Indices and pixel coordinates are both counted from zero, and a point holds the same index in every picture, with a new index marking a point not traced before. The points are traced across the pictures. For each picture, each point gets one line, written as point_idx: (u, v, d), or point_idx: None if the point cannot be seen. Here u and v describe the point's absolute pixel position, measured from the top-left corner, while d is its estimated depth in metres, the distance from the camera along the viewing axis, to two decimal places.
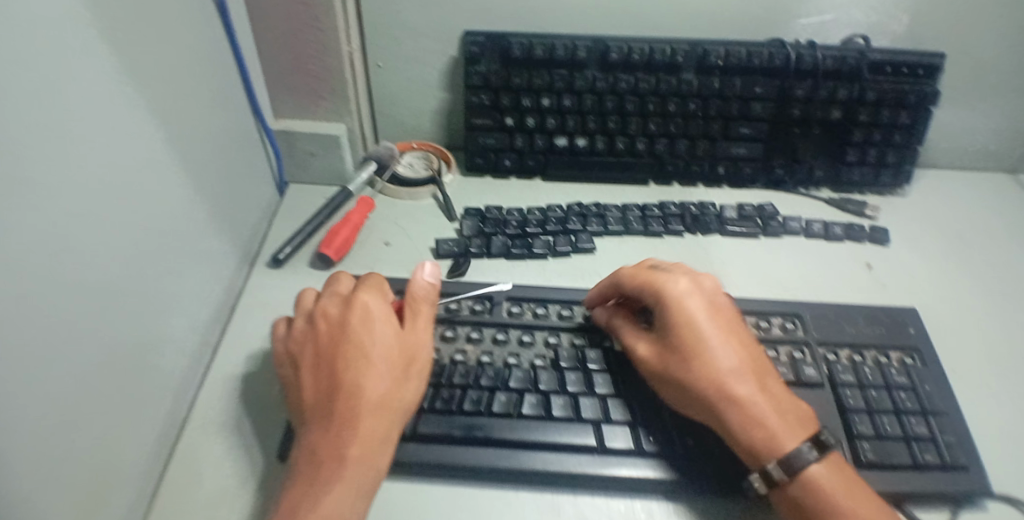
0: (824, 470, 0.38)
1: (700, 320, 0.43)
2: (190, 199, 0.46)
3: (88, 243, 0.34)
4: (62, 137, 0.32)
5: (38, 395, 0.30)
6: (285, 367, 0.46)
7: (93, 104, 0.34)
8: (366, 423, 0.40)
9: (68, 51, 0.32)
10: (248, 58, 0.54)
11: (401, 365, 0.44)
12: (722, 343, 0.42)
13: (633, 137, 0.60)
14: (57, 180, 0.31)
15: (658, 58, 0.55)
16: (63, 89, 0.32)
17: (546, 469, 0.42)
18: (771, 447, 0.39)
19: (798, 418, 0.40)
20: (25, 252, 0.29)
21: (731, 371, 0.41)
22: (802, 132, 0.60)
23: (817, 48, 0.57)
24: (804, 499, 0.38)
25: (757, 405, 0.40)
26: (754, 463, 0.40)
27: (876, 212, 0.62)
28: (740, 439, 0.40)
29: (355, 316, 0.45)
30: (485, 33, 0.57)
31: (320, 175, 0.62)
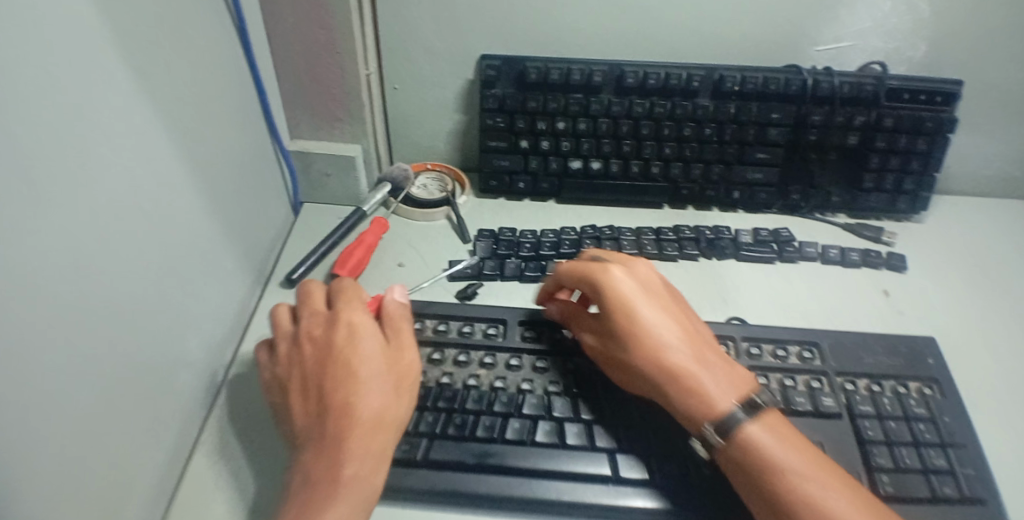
0: (757, 426, 0.39)
1: (630, 296, 0.45)
2: (207, 219, 0.46)
3: (102, 266, 0.34)
4: (79, 162, 0.32)
5: (43, 419, 0.29)
6: (274, 392, 0.46)
7: (112, 128, 0.35)
8: (359, 440, 0.40)
9: (89, 78, 0.32)
10: (267, 81, 0.54)
11: (390, 380, 0.44)
12: (649, 315, 0.45)
13: (648, 161, 0.60)
14: (70, 202, 0.31)
15: (673, 83, 0.56)
16: (83, 114, 0.32)
17: (560, 498, 0.42)
18: (706, 410, 0.40)
19: (734, 381, 0.42)
20: (36, 274, 0.29)
21: (661, 340, 0.43)
22: (819, 157, 0.60)
23: (834, 74, 0.57)
24: (742, 459, 0.38)
25: (691, 372, 0.42)
26: (694, 430, 0.41)
27: (893, 238, 0.61)
28: (680, 408, 0.42)
29: (340, 336, 0.45)
30: (502, 57, 0.57)
31: (336, 195, 0.63)
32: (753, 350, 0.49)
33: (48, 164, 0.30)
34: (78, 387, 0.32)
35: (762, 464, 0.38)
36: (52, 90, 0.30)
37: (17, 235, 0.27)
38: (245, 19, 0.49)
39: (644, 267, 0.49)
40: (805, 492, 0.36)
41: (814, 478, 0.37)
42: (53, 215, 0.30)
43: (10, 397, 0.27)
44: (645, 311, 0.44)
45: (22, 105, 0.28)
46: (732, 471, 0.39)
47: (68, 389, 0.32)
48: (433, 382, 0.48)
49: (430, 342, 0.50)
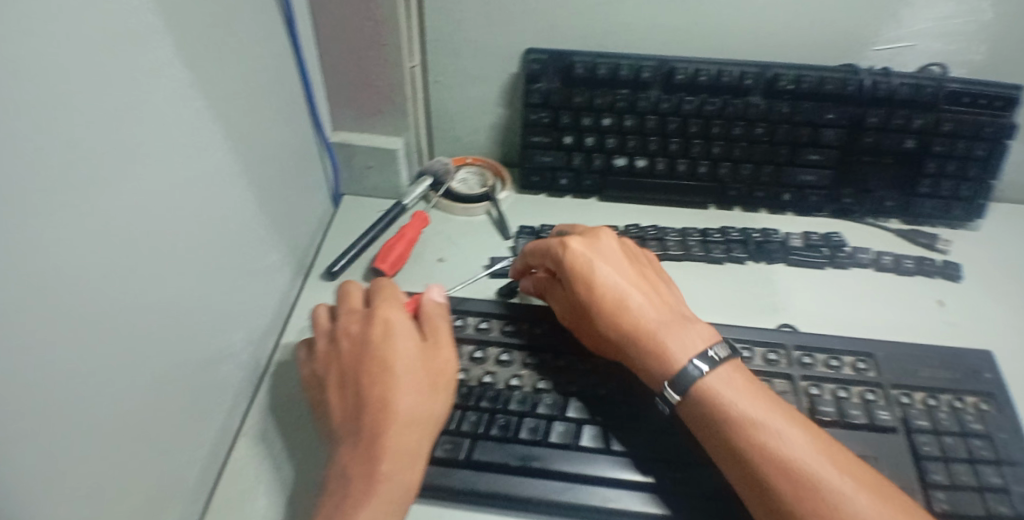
0: (718, 378, 0.41)
1: (590, 264, 0.47)
2: (252, 212, 0.46)
3: (152, 257, 0.34)
4: (131, 151, 0.31)
5: (88, 411, 0.29)
6: (313, 388, 0.45)
7: (164, 117, 0.34)
8: (396, 439, 0.39)
9: (143, 66, 0.32)
10: (312, 72, 0.54)
11: (426, 378, 0.43)
12: (608, 281, 0.46)
13: (695, 160, 0.58)
14: (122, 194, 0.31)
15: (726, 80, 0.54)
16: (136, 102, 0.32)
17: (605, 506, 0.41)
18: (665, 368, 0.42)
19: (691, 334, 0.43)
20: (85, 265, 0.28)
21: (619, 304, 0.45)
22: (874, 161, 0.58)
23: (892, 75, 0.55)
24: (699, 413, 0.40)
25: (649, 333, 0.43)
26: (656, 389, 0.43)
27: (948, 246, 0.59)
28: (644, 369, 0.43)
29: (377, 332, 0.44)
30: (548, 51, 0.56)
31: (375, 188, 0.62)
32: (806, 359, 0.48)
33: (101, 155, 0.29)
34: (124, 383, 0.32)
35: (723, 413, 0.39)
36: (105, 80, 0.29)
37: (67, 226, 0.27)
38: (292, 9, 0.48)
39: (606, 234, 0.50)
40: (763, 438, 0.38)
41: (773, 425, 0.38)
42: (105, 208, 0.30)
43: (53, 388, 0.26)
44: (603, 277, 0.46)
45: (75, 96, 0.27)
46: (697, 425, 0.41)
47: (114, 384, 0.31)
48: (475, 381, 0.47)
49: (473, 340, 0.49)
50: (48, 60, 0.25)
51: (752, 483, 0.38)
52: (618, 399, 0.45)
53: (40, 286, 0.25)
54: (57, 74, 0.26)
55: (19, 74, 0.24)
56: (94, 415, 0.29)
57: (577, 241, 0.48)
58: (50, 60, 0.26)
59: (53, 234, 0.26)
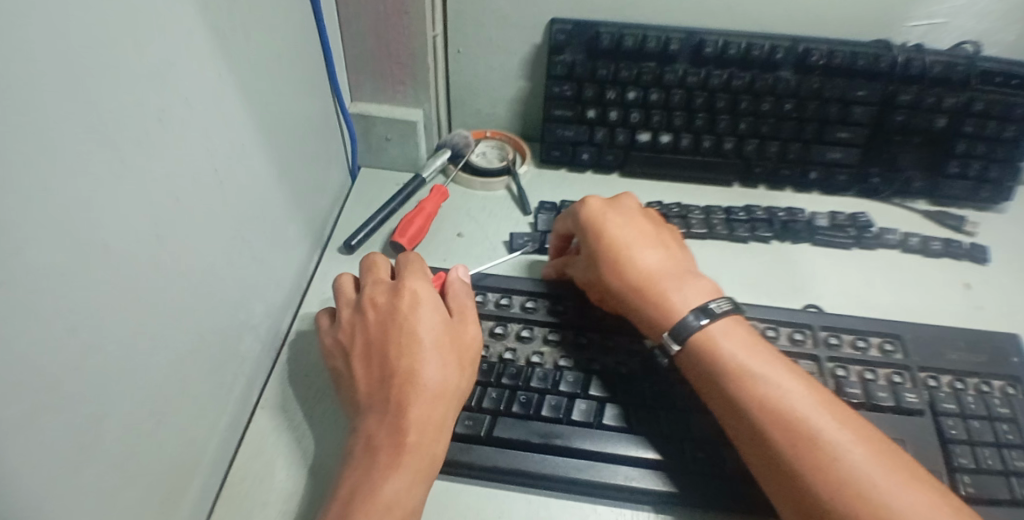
0: (721, 332, 0.40)
1: (604, 219, 0.47)
2: (273, 181, 0.45)
3: (174, 229, 0.33)
4: (153, 122, 0.30)
5: (104, 383, 0.28)
6: (335, 358, 0.44)
7: (187, 87, 0.33)
8: (423, 410, 0.39)
9: (166, 30, 0.31)
10: (333, 39, 0.52)
11: (453, 352, 0.42)
12: (620, 233, 0.46)
13: (721, 136, 0.57)
14: (143, 158, 0.30)
15: (756, 53, 0.53)
16: (161, 69, 0.30)
17: (629, 485, 0.40)
18: (665, 318, 0.42)
19: (697, 289, 0.43)
20: (104, 234, 0.27)
21: (628, 255, 0.45)
22: (904, 140, 0.56)
23: (926, 52, 0.53)
24: (696, 362, 0.40)
25: (654, 287, 0.43)
26: (656, 342, 0.43)
27: (976, 228, 0.58)
28: (646, 322, 0.43)
29: (404, 303, 0.43)
30: (573, 21, 0.54)
31: (393, 160, 0.60)
32: (832, 340, 0.47)
33: (123, 113, 0.28)
34: (141, 354, 0.31)
35: (729, 370, 0.39)
36: (130, 38, 0.28)
37: (87, 199, 0.26)
38: None
39: (625, 198, 0.50)
40: (761, 391, 0.37)
41: (780, 383, 0.38)
42: (127, 172, 0.28)
43: (67, 362, 0.25)
44: (614, 232, 0.46)
45: (97, 51, 0.26)
46: (695, 377, 0.41)
47: (131, 359, 0.30)
48: (495, 357, 0.46)
49: (493, 316, 0.48)
50: (71, 19, 0.24)
51: (748, 433, 0.37)
52: (640, 378, 0.45)
53: (56, 248, 0.24)
54: (81, 26, 0.25)
55: (40, 30, 0.23)
56: (109, 385, 0.28)
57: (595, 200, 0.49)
58: (71, 14, 0.24)
59: (70, 200, 0.25)
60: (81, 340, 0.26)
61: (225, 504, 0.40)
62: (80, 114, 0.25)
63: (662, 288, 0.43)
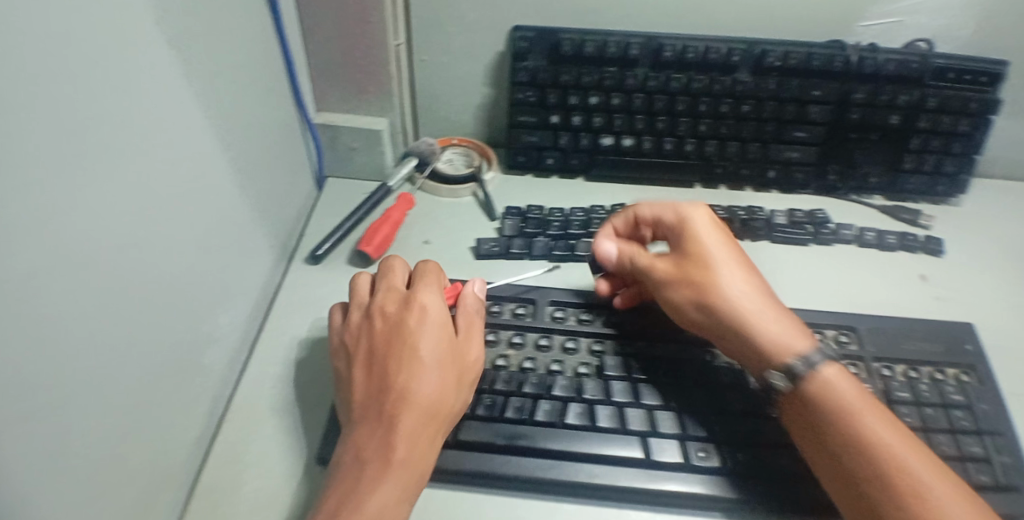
0: (837, 375, 0.39)
1: (710, 236, 0.46)
2: (235, 192, 0.45)
3: (135, 241, 0.33)
4: (116, 136, 0.31)
5: (70, 395, 0.28)
6: (338, 359, 0.45)
7: (146, 102, 0.33)
8: (413, 426, 0.38)
9: (126, 47, 0.31)
10: (295, 51, 0.53)
11: (452, 370, 0.42)
12: (728, 251, 0.45)
13: (682, 138, 0.58)
14: (104, 170, 0.30)
15: (713, 57, 0.54)
16: (122, 84, 0.31)
17: (591, 482, 0.41)
18: (793, 345, 0.40)
19: (801, 325, 0.42)
20: (69, 245, 0.27)
21: (739, 273, 0.44)
22: (860, 137, 0.58)
23: (879, 51, 0.55)
24: (812, 398, 0.39)
25: (765, 313, 0.42)
26: (772, 364, 0.40)
27: (931, 221, 0.59)
28: (750, 344, 0.42)
29: (413, 317, 0.43)
30: (535, 29, 0.55)
31: (359, 170, 0.61)
32: None
33: (83, 126, 0.28)
34: (105, 362, 0.31)
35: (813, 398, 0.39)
36: (88, 52, 0.28)
37: (55, 211, 0.26)
38: None
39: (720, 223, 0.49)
40: (873, 438, 0.36)
41: (894, 434, 0.36)
42: (90, 186, 0.29)
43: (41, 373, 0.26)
44: (723, 249, 0.45)
45: (53, 64, 0.26)
46: (802, 415, 0.39)
47: (95, 371, 0.30)
48: None
49: None
50: (46, 38, 0.25)
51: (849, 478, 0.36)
52: (602, 377, 0.45)
53: (25, 257, 0.24)
54: (38, 41, 0.25)
55: (29, 48, 0.24)
56: (73, 398, 0.28)
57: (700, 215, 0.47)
58: (49, 33, 0.26)
59: (39, 211, 0.25)
60: (47, 347, 0.26)
61: (195, 513, 0.40)
62: (40, 128, 0.25)
63: (779, 316, 0.42)
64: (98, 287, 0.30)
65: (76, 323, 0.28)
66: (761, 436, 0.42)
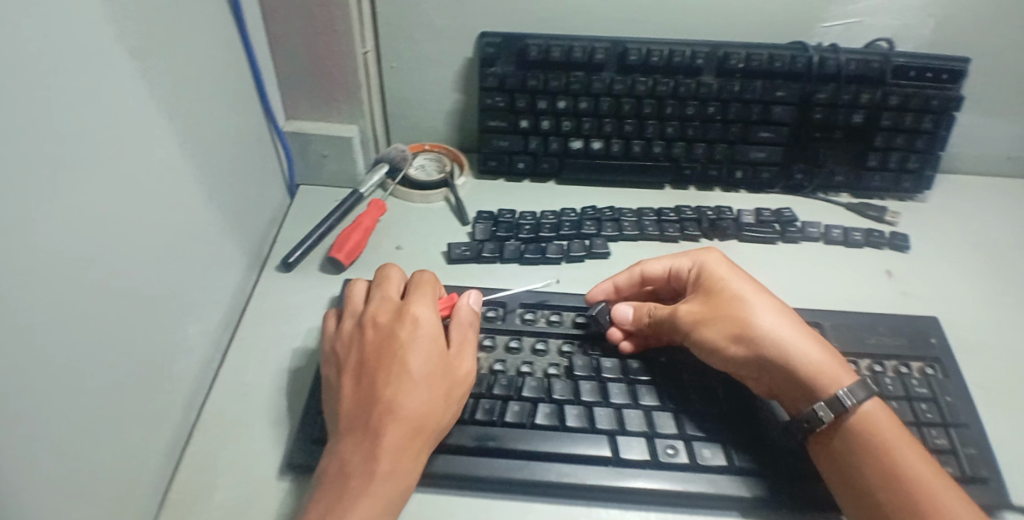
0: (877, 410, 0.39)
1: (729, 271, 0.46)
2: (203, 200, 0.45)
3: (99, 250, 0.33)
4: (79, 145, 0.31)
5: (35, 401, 0.28)
6: (328, 367, 0.44)
7: (110, 112, 0.34)
8: (398, 441, 0.38)
9: (89, 59, 0.32)
10: (263, 61, 0.53)
11: (441, 385, 0.41)
12: (751, 285, 0.45)
13: (650, 140, 0.59)
14: (67, 181, 0.30)
15: (677, 60, 0.55)
16: (84, 94, 0.32)
17: (561, 481, 0.41)
18: (839, 376, 0.40)
19: (836, 355, 0.42)
20: (31, 253, 0.27)
21: (768, 304, 0.43)
22: (824, 136, 0.59)
23: (840, 51, 0.56)
24: (852, 432, 0.38)
25: (803, 345, 0.41)
26: (821, 396, 0.39)
27: (896, 218, 0.61)
28: (798, 379, 0.40)
29: (404, 329, 0.43)
30: (502, 35, 0.56)
31: (332, 177, 0.62)
32: None
33: (45, 138, 0.28)
34: (71, 370, 0.31)
35: (869, 431, 0.38)
36: (49, 64, 0.29)
37: (19, 220, 0.27)
38: None
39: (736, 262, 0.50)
40: (908, 474, 0.36)
41: (929, 470, 0.37)
42: (55, 196, 0.29)
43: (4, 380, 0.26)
44: (746, 283, 0.45)
45: (15, 77, 0.26)
46: (838, 446, 0.39)
47: (60, 378, 0.30)
48: None
49: None
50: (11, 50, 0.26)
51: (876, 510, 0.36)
52: (572, 377, 0.46)
53: None
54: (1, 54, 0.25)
55: None
56: (39, 405, 0.28)
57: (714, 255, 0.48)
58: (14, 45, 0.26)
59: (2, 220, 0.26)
60: (11, 357, 0.26)
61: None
62: (2, 141, 0.25)
63: (816, 347, 0.41)
64: (64, 295, 0.30)
65: (41, 331, 0.28)
66: (726, 432, 0.43)
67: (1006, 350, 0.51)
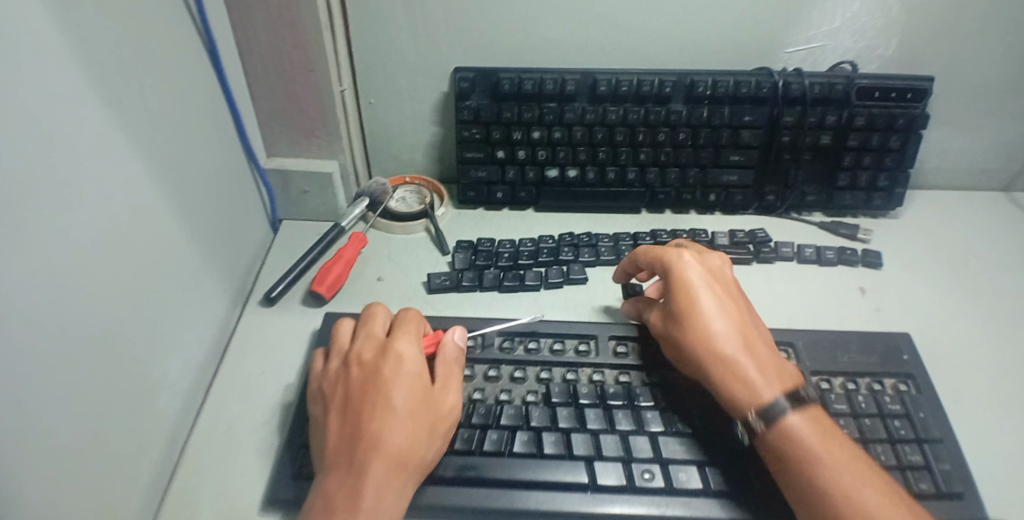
0: (802, 421, 0.40)
1: (689, 281, 0.47)
2: (184, 239, 0.47)
3: (79, 293, 0.34)
4: (59, 197, 0.33)
5: (15, 448, 0.29)
6: (314, 405, 0.45)
7: (89, 162, 0.35)
8: (381, 474, 0.39)
9: (67, 113, 0.33)
10: (242, 101, 0.55)
11: (425, 420, 0.42)
12: (708, 296, 0.46)
13: (624, 167, 0.61)
14: (46, 230, 0.32)
15: (646, 89, 0.56)
16: (65, 148, 0.33)
17: (539, 508, 0.42)
18: (753, 399, 0.42)
19: (781, 377, 0.43)
20: (10, 301, 0.29)
21: (716, 322, 0.45)
22: (793, 157, 0.60)
23: (804, 75, 0.57)
24: (780, 445, 0.40)
25: (742, 362, 0.43)
26: (738, 415, 0.42)
27: (869, 235, 0.62)
28: (723, 397, 0.43)
29: (389, 365, 0.44)
30: (475, 69, 0.58)
31: (315, 211, 0.63)
32: None
33: (21, 189, 0.30)
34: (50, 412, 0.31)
35: (799, 457, 0.39)
36: (24, 119, 0.30)
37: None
38: (213, 36, 0.49)
39: (717, 260, 0.50)
40: (833, 480, 0.38)
41: (851, 477, 0.38)
42: (30, 244, 0.30)
43: None
44: (702, 295, 0.46)
45: None
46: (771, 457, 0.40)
47: (40, 422, 0.31)
48: None
49: None
50: None
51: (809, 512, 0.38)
52: (549, 404, 0.46)
53: None
54: None
55: None
56: (19, 450, 0.29)
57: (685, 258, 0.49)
58: None
59: None
60: None
61: None
62: None
63: (748, 367, 0.43)
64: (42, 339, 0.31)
65: (21, 375, 0.29)
66: (701, 455, 0.44)
67: (980, 361, 0.52)
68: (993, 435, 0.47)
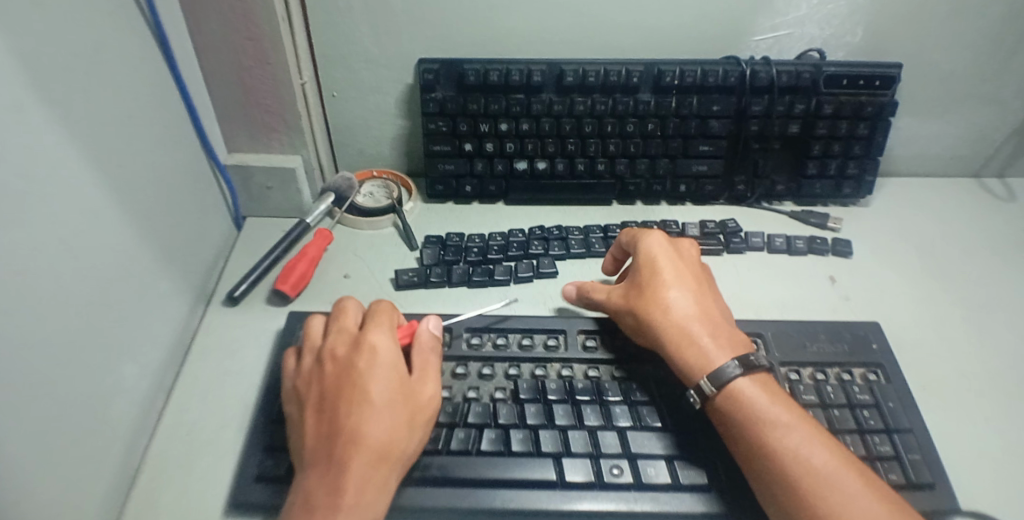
0: (748, 385, 0.41)
1: (655, 257, 0.49)
2: (140, 239, 0.45)
3: (31, 299, 0.33)
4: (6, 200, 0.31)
5: None
6: (288, 404, 0.43)
7: (34, 163, 0.34)
8: (363, 469, 0.38)
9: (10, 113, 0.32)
10: (198, 96, 0.53)
11: (405, 412, 0.41)
12: (670, 271, 0.48)
13: (594, 158, 0.60)
14: None
15: (614, 79, 0.56)
16: (8, 150, 0.32)
17: (507, 507, 0.41)
18: (703, 363, 0.43)
19: (731, 342, 0.44)
20: None
21: (675, 293, 0.46)
22: (762, 147, 0.60)
23: (772, 64, 0.57)
24: (727, 407, 0.41)
25: (694, 330, 0.44)
26: (690, 382, 0.43)
27: (839, 224, 0.62)
28: (676, 364, 0.44)
29: (364, 359, 0.43)
30: (440, 60, 0.56)
31: (280, 207, 0.62)
32: None
33: None
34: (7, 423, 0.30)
35: (743, 413, 0.40)
36: None
37: None
38: (164, 28, 0.47)
39: (684, 244, 0.52)
40: (768, 435, 0.39)
41: (791, 432, 0.39)
42: None
43: None
44: (665, 269, 0.48)
45: None
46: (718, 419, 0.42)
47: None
48: None
49: None
50: None
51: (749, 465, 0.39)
52: (517, 401, 0.46)
53: None
54: None
55: None
56: None
57: (651, 237, 0.51)
58: None
59: None
60: None
61: None
62: None
63: (701, 334, 0.44)
64: None
65: None
66: (669, 449, 0.43)
67: (947, 347, 0.53)
68: (958, 420, 0.48)
